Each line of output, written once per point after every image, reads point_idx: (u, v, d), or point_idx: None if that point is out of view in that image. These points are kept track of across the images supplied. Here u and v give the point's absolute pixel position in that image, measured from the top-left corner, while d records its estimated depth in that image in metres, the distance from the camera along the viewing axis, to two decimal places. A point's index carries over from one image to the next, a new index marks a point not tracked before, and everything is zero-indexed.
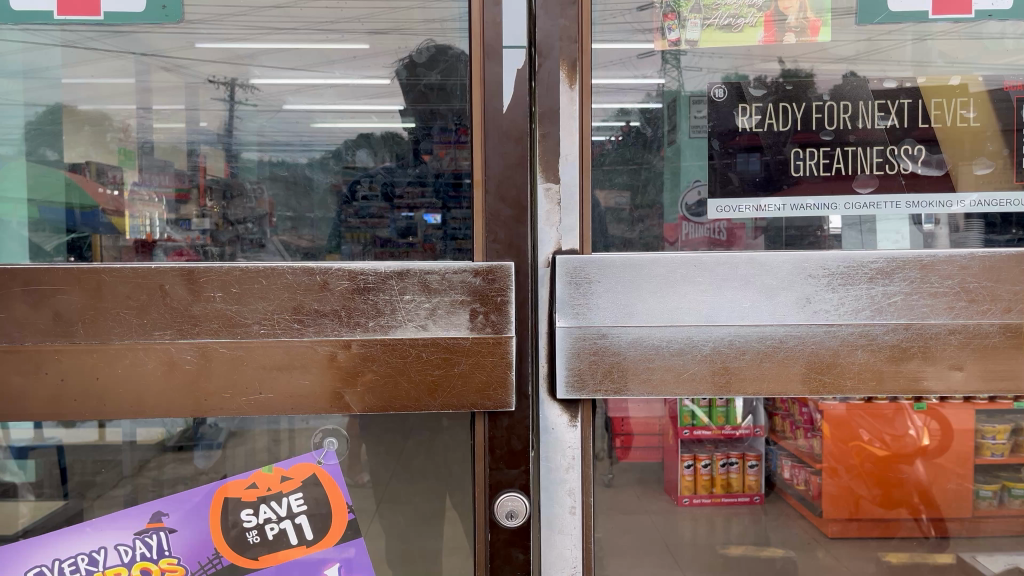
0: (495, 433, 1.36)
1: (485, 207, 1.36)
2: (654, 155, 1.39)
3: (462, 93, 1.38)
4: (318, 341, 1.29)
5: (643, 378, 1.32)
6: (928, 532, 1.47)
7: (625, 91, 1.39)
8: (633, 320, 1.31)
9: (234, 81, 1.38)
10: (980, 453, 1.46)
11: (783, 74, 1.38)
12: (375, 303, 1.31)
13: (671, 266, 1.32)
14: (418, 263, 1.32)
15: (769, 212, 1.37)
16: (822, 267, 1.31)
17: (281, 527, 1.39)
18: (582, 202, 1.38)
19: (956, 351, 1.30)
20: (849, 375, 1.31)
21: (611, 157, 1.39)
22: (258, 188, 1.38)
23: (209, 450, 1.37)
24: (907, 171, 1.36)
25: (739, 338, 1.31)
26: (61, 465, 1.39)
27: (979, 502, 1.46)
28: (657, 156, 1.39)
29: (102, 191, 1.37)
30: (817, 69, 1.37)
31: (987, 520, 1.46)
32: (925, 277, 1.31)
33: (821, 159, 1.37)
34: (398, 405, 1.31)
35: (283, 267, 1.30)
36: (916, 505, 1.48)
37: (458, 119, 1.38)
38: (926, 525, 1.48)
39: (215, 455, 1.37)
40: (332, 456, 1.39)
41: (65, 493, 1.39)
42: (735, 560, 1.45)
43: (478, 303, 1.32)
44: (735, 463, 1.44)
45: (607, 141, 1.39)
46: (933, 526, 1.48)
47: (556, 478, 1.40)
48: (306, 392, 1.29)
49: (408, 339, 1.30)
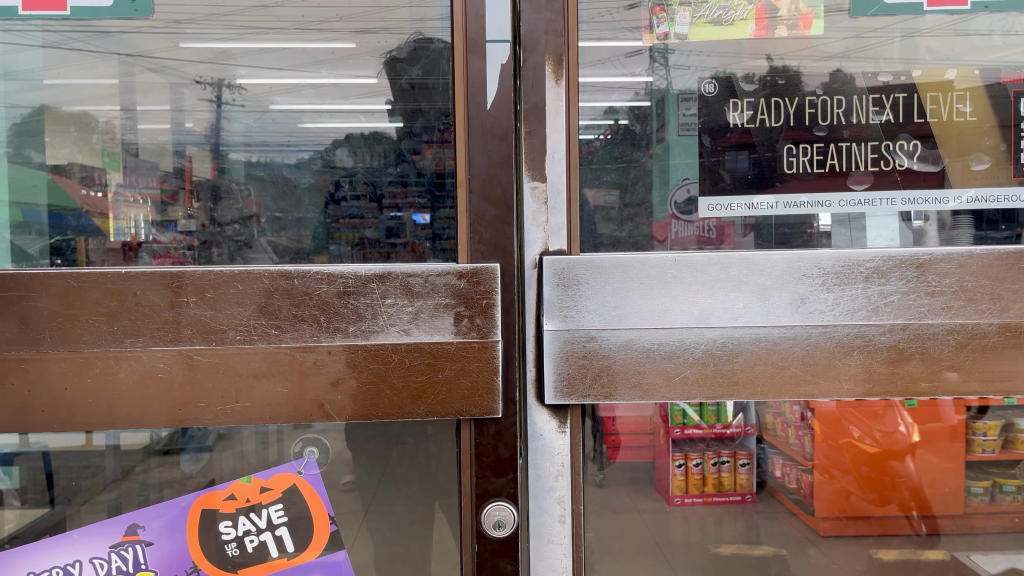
0: (482, 441, 1.33)
1: (470, 207, 1.33)
2: (643, 154, 1.37)
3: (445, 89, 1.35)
4: (296, 348, 1.26)
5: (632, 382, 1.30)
6: (919, 529, 1.46)
7: (612, 90, 1.37)
8: (623, 323, 1.29)
9: (221, 82, 1.35)
10: (972, 449, 1.43)
11: (772, 70, 1.36)
12: (356, 307, 1.28)
13: (662, 267, 1.29)
14: (400, 265, 1.29)
15: (761, 210, 1.35)
16: (816, 266, 1.29)
17: (261, 540, 1.35)
18: (570, 201, 1.36)
19: (953, 353, 1.28)
20: (844, 377, 1.29)
21: (600, 156, 1.37)
22: (246, 188, 1.35)
23: (199, 453, 1.34)
24: (902, 167, 1.35)
25: (728, 338, 1.29)
26: (47, 470, 1.35)
27: (971, 499, 1.43)
28: (647, 154, 1.37)
29: (86, 194, 1.34)
30: (805, 66, 1.36)
31: (980, 517, 1.43)
32: (922, 276, 1.29)
33: (815, 155, 1.35)
34: (381, 413, 1.27)
35: (259, 271, 1.27)
36: (906, 503, 1.47)
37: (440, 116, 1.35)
38: (917, 523, 1.46)
39: (204, 457, 1.35)
40: (313, 466, 1.36)
41: (52, 499, 1.35)
42: (727, 559, 1.43)
43: (462, 306, 1.29)
44: (727, 462, 1.42)
45: (596, 139, 1.37)
46: (924, 523, 1.46)
47: (545, 485, 1.38)
48: (285, 401, 1.26)
49: (390, 344, 1.27)
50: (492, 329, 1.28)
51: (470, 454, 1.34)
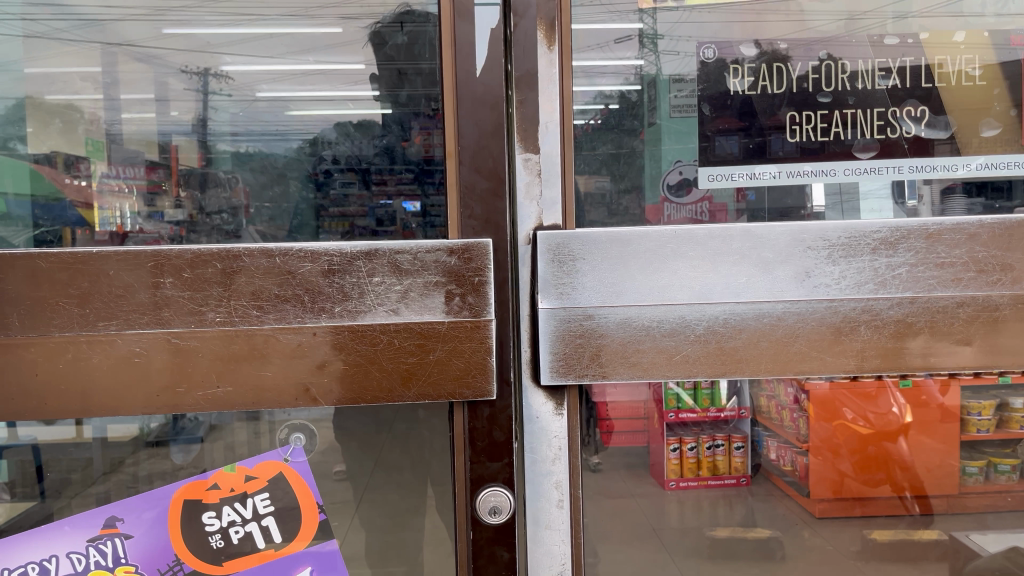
0: (476, 424, 1.30)
1: (460, 180, 1.29)
2: (633, 138, 1.33)
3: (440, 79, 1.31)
4: (279, 330, 1.22)
5: (630, 361, 1.26)
6: (912, 508, 1.43)
7: (601, 75, 1.33)
8: (621, 300, 1.25)
9: (206, 72, 1.31)
10: (966, 429, 1.43)
11: (760, 56, 1.32)
12: (341, 286, 1.24)
13: (661, 240, 1.26)
14: (387, 242, 1.25)
15: (764, 179, 1.32)
16: (822, 238, 1.26)
17: (246, 531, 1.32)
18: (564, 173, 1.32)
19: (964, 326, 1.26)
20: (851, 353, 1.26)
21: (593, 142, 1.33)
22: (233, 177, 1.30)
23: (190, 444, 1.31)
24: (910, 134, 1.32)
25: (731, 312, 1.26)
26: (37, 463, 1.32)
27: (966, 479, 1.43)
28: (640, 140, 1.33)
29: (69, 183, 1.29)
30: (795, 50, 1.32)
31: (971, 495, 1.43)
32: (931, 247, 1.26)
33: (818, 123, 1.32)
34: (370, 397, 1.24)
35: (239, 249, 1.23)
36: (899, 483, 1.44)
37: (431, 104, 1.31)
38: (910, 502, 1.43)
39: (195, 449, 1.31)
40: (299, 453, 1.33)
41: (42, 493, 1.32)
42: (722, 542, 1.41)
43: (454, 284, 1.25)
44: (721, 445, 1.39)
45: (586, 125, 1.33)
46: (917, 502, 1.44)
47: (543, 469, 1.35)
48: (270, 385, 1.23)
49: (378, 324, 1.23)
50: (484, 308, 1.25)
51: (462, 438, 1.31)
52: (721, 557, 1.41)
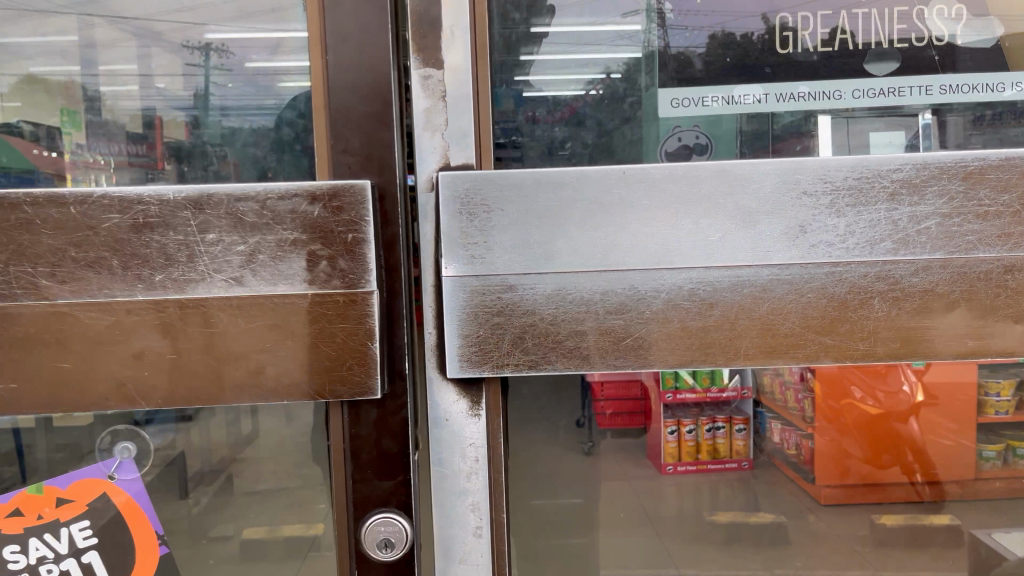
0: (359, 433, 1.11)
1: (330, 112, 1.08)
2: (632, 108, 1.12)
3: (508, 55, 1.12)
4: (80, 304, 1.02)
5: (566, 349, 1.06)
6: (923, 496, 1.25)
7: (592, 40, 1.12)
8: (546, 267, 1.04)
9: (210, 44, 1.11)
10: (982, 411, 1.21)
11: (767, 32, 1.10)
12: (166, 249, 1.03)
13: (607, 182, 1.04)
14: (224, 188, 1.03)
15: (747, 103, 1.10)
16: (821, 177, 1.05)
17: (62, 567, 1.14)
18: (478, 93, 1.10)
19: (1014, 299, 1.06)
20: (864, 331, 1.06)
21: (587, 116, 1.12)
22: (223, 150, 1.11)
23: (166, 425, 1.15)
24: (941, 40, 1.11)
25: (685, 274, 1.05)
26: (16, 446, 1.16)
27: (981, 465, 1.23)
28: (640, 107, 1.11)
29: (38, 152, 1.10)
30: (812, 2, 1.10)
31: (988, 482, 1.23)
32: (969, 190, 1.05)
33: (821, 29, 1.10)
34: (204, 396, 1.04)
35: (22, 199, 1.02)
36: (909, 467, 1.25)
37: (501, 80, 1.12)
38: (921, 488, 1.25)
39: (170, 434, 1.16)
40: (128, 468, 1.16)
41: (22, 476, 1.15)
42: (723, 528, 1.22)
43: (317, 244, 1.04)
44: (722, 427, 1.19)
45: (581, 97, 1.12)
46: (929, 488, 1.25)
47: (458, 485, 1.14)
48: (81, 376, 1.03)
49: (216, 298, 1.03)
50: (359, 272, 1.04)
51: (349, 420, 1.11)
52: (723, 543, 1.22)
